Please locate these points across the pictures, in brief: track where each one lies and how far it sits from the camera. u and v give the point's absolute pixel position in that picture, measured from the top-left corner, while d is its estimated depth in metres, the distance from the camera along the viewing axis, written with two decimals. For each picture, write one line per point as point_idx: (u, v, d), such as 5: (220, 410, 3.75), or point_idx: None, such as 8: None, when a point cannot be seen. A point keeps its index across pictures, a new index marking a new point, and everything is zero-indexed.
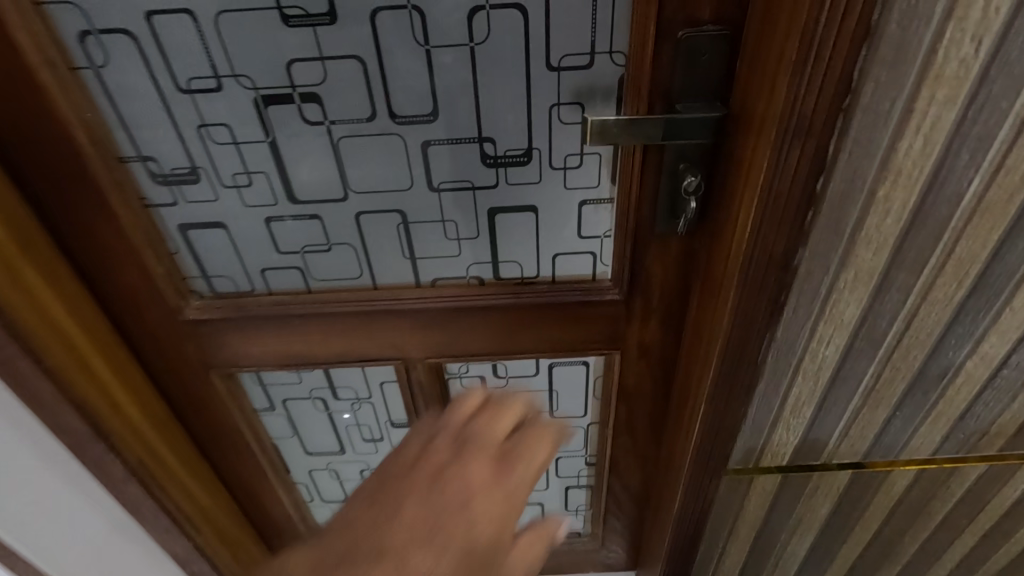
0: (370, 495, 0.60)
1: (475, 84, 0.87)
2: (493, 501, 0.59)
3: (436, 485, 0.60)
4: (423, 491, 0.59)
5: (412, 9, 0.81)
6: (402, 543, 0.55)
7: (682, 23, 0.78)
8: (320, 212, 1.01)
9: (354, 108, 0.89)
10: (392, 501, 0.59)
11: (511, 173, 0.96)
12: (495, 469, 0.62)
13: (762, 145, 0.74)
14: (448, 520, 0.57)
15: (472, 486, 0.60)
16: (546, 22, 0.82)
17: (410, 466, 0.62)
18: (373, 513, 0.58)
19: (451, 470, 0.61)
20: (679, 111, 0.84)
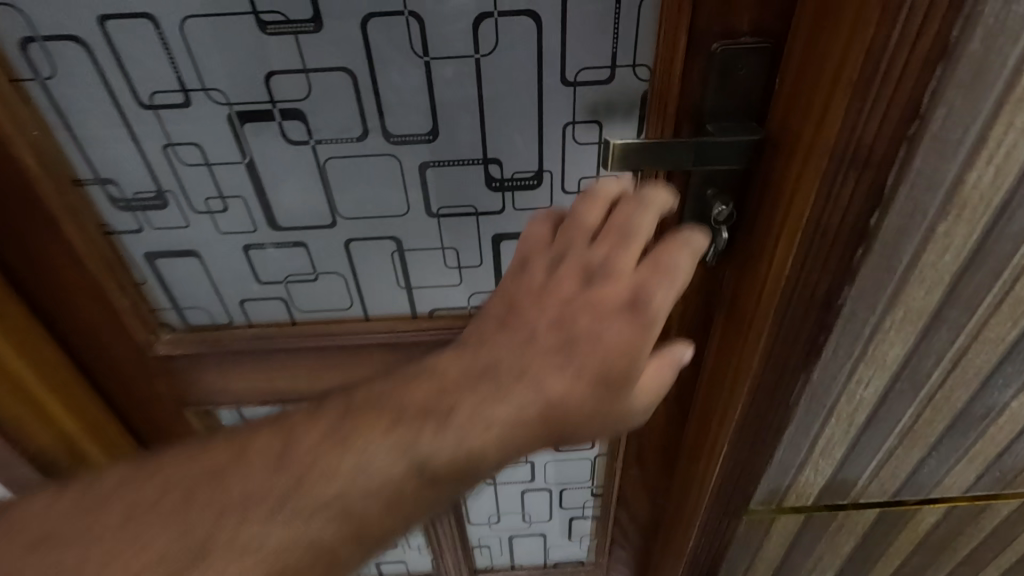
0: (511, 306, 0.67)
1: (480, 100, 0.77)
2: (624, 329, 0.61)
3: (570, 307, 0.64)
4: (556, 322, 0.64)
5: (409, 16, 0.70)
6: (537, 358, 0.63)
7: (717, 34, 0.69)
8: (306, 240, 0.91)
9: (343, 127, 0.79)
10: (525, 325, 0.65)
11: (518, 198, 0.87)
12: (629, 302, 0.62)
13: (805, 176, 0.65)
14: (583, 347, 0.62)
15: (602, 305, 0.63)
16: (562, 31, 0.72)
17: (534, 304, 0.66)
18: (514, 333, 0.65)
19: (584, 295, 0.64)
20: (711, 133, 0.74)
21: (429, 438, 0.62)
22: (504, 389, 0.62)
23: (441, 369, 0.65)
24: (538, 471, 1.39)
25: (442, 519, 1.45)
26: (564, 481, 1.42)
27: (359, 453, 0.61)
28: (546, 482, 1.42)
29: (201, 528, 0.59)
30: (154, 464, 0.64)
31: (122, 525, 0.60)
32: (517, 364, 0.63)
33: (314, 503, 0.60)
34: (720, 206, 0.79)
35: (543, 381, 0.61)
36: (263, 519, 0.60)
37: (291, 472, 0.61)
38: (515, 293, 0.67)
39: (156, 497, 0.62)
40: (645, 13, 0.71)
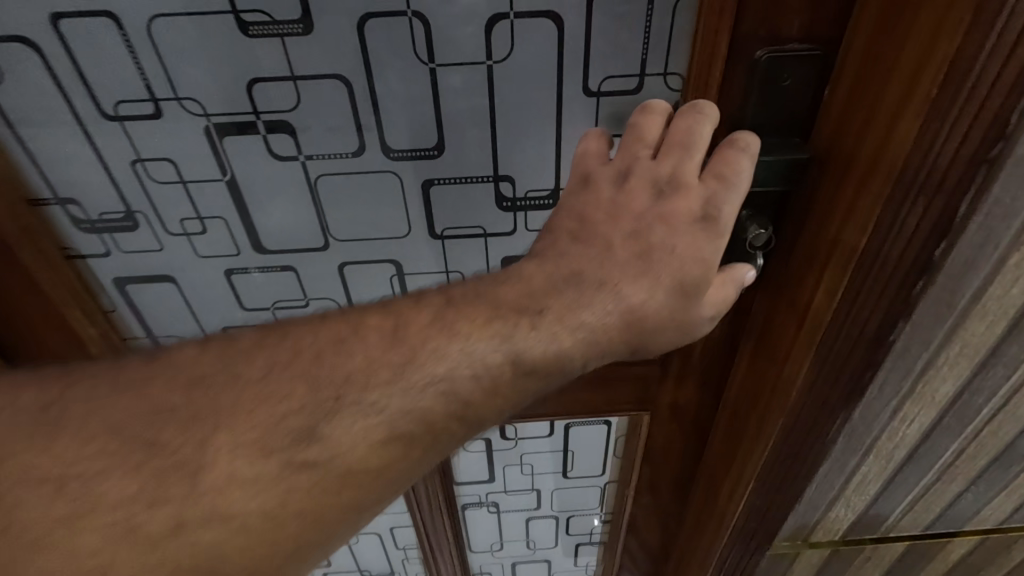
0: (572, 234, 0.63)
1: (492, 111, 0.69)
2: (696, 241, 0.60)
3: (642, 227, 0.61)
4: (629, 234, 0.61)
5: (412, 17, 0.62)
6: (615, 267, 0.60)
7: (762, 40, 0.61)
8: (296, 264, 0.82)
9: (337, 140, 0.70)
10: (601, 236, 0.62)
11: (532, 218, 0.79)
12: (700, 217, 0.60)
13: (865, 200, 0.58)
14: (658, 263, 0.60)
15: (681, 218, 0.61)
16: (586, 35, 0.64)
17: (607, 218, 0.62)
18: (585, 249, 0.62)
19: (655, 211, 0.61)
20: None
21: (527, 333, 0.58)
22: (587, 294, 0.60)
23: (527, 272, 0.62)
24: (544, 499, 1.31)
25: (442, 549, 1.37)
26: (571, 509, 1.35)
27: (462, 344, 0.58)
28: (552, 509, 1.34)
29: (326, 389, 0.55)
30: (248, 346, 0.57)
31: (253, 383, 0.55)
32: (597, 270, 0.60)
33: (427, 378, 0.57)
34: (755, 230, 0.70)
35: (619, 295, 0.59)
36: (383, 394, 0.56)
37: (407, 346, 0.57)
38: (586, 206, 0.63)
39: (286, 359, 0.56)
40: (679, 16, 0.63)
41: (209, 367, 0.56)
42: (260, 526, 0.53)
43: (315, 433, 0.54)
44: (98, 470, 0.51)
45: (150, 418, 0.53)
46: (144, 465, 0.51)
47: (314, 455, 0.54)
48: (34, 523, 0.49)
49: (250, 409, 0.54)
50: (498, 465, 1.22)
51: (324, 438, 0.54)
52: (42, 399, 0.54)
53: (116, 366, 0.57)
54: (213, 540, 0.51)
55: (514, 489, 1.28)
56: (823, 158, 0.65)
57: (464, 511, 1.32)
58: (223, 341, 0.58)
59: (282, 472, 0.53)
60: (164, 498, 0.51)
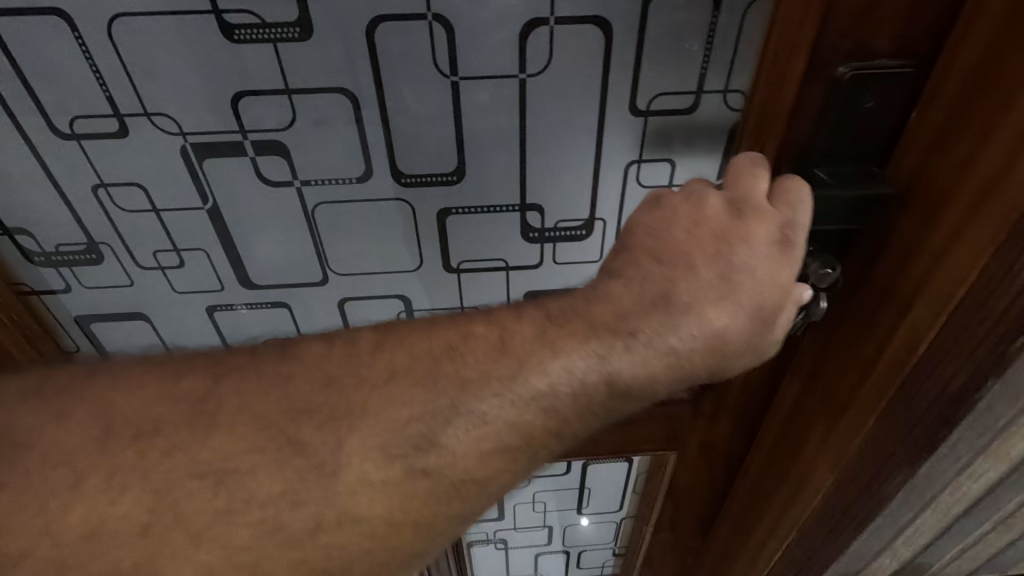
0: (648, 251, 0.54)
1: (522, 132, 0.59)
2: (776, 264, 0.52)
3: (726, 246, 0.52)
4: (710, 251, 0.52)
5: (433, 21, 0.51)
6: (698, 289, 0.51)
7: (846, 54, 0.52)
8: (290, 301, 0.72)
9: (338, 164, 0.60)
10: (683, 253, 0.53)
11: (561, 251, 0.69)
12: (779, 239, 0.52)
13: (977, 235, 0.50)
14: (744, 286, 0.51)
15: (765, 238, 0.52)
16: (638, 45, 0.54)
17: (687, 233, 0.54)
18: (668, 265, 0.53)
19: (735, 229, 0.52)
20: (824, 183, 0.57)
21: (621, 356, 0.50)
22: (672, 318, 0.51)
23: (612, 292, 0.53)
24: (557, 535, 1.23)
25: None
26: (585, 543, 1.27)
27: (564, 362, 0.50)
28: (564, 545, 1.26)
29: (445, 396, 0.48)
30: (371, 346, 0.50)
31: (384, 382, 0.49)
32: (682, 289, 0.51)
33: (530, 394, 0.49)
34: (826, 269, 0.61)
35: (703, 321, 0.51)
36: (495, 405, 0.49)
37: (516, 358, 0.50)
38: (663, 219, 0.55)
39: (408, 361, 0.50)
40: (747, 24, 0.54)
41: (340, 365, 0.50)
42: (386, 532, 0.48)
43: (432, 443, 0.48)
44: (248, 465, 0.46)
45: (291, 413, 0.48)
46: (285, 464, 0.47)
47: (430, 463, 0.48)
48: (168, 512, 0.44)
49: (381, 409, 0.48)
50: (509, 502, 1.13)
51: (440, 448, 0.48)
52: (196, 388, 0.48)
53: (248, 351, 0.51)
54: (343, 542, 0.47)
55: (525, 525, 1.19)
56: (907, 194, 0.56)
57: (470, 549, 1.24)
58: (345, 334, 0.52)
59: (406, 476, 0.48)
60: (303, 498, 0.46)
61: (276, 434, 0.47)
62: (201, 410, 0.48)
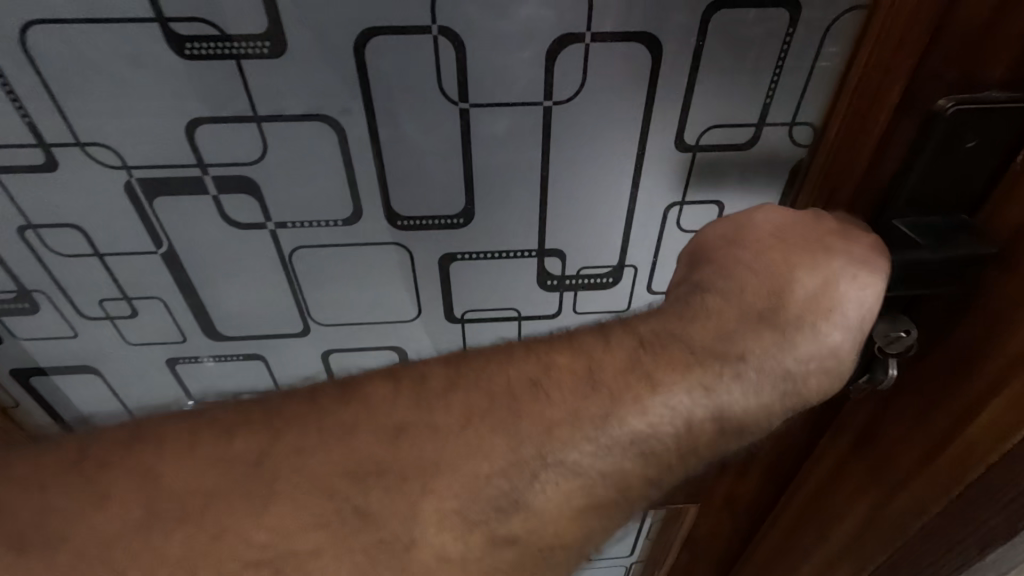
0: (732, 257, 0.45)
1: (545, 169, 0.49)
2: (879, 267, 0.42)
3: (821, 258, 0.42)
4: (808, 259, 0.43)
5: (439, 35, 0.41)
6: (804, 305, 0.43)
7: (953, 83, 0.40)
8: (265, 354, 0.62)
9: (320, 206, 0.49)
10: (783, 262, 0.43)
11: (582, 301, 0.60)
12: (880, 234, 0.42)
13: None
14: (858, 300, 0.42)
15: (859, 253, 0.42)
16: (692, 69, 0.44)
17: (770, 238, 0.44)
18: (764, 280, 0.44)
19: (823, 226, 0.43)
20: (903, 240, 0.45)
21: (730, 386, 0.42)
22: (779, 334, 0.43)
23: (711, 306, 0.44)
24: None
25: None
26: None
27: (665, 399, 0.41)
28: None
29: (530, 445, 0.38)
30: (441, 385, 0.40)
31: (459, 431, 0.38)
32: (788, 307, 0.43)
33: (629, 437, 0.40)
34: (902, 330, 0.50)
35: (820, 338, 0.43)
36: (588, 454, 0.39)
37: (609, 394, 0.40)
38: (742, 227, 0.45)
39: (486, 404, 0.39)
40: (828, 46, 0.44)
41: (409, 412, 0.39)
42: None
43: (516, 504, 0.38)
44: (310, 549, 0.35)
45: (352, 474, 0.37)
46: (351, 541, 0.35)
47: (516, 529, 0.38)
48: None
49: (456, 464, 0.37)
50: None
51: (527, 509, 0.38)
52: (251, 449, 0.37)
53: (300, 392, 0.40)
54: None
55: None
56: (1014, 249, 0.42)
57: None
58: (411, 369, 0.41)
59: (487, 547, 0.37)
60: None
61: (320, 488, 0.36)
62: (237, 458, 0.37)
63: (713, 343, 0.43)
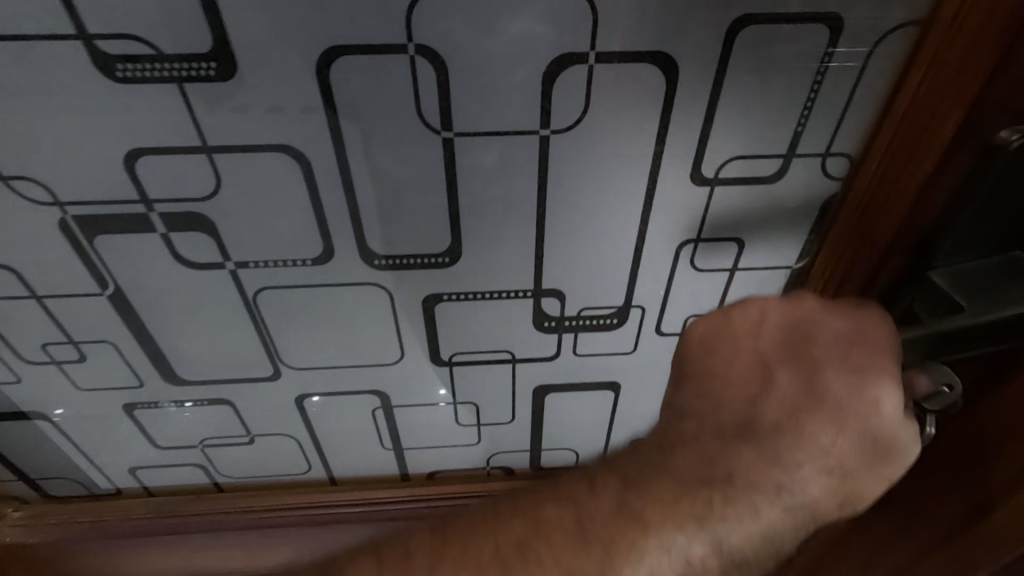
0: (709, 373, 0.40)
1: (541, 204, 0.43)
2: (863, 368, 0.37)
3: (800, 348, 0.38)
4: (787, 353, 0.39)
5: (417, 56, 0.35)
6: (785, 409, 0.38)
7: (1010, 112, 0.34)
8: (234, 398, 0.56)
9: (286, 244, 0.43)
10: (757, 363, 0.39)
11: (584, 342, 0.54)
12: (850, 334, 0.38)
13: None
14: (853, 394, 0.36)
15: (846, 334, 0.38)
16: (712, 94, 0.38)
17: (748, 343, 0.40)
18: (739, 392, 0.39)
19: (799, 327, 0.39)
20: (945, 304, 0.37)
21: (732, 522, 0.36)
22: (764, 449, 0.37)
23: (684, 430, 0.39)
24: None
25: None
26: None
27: (661, 547, 0.35)
28: None
29: None
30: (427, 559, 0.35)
31: None
32: (763, 413, 0.38)
33: None
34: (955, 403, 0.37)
35: (811, 447, 0.37)
36: None
37: (601, 552, 0.35)
38: (721, 326, 0.41)
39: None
40: (870, 70, 0.38)
41: None
42: None
43: None
44: None
45: None
46: None
47: None
48: None
49: None
50: None
51: None
52: None
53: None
54: None
55: None
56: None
57: None
58: (395, 543, 0.36)
59: None
60: None
61: None
62: None
63: (699, 476, 0.36)
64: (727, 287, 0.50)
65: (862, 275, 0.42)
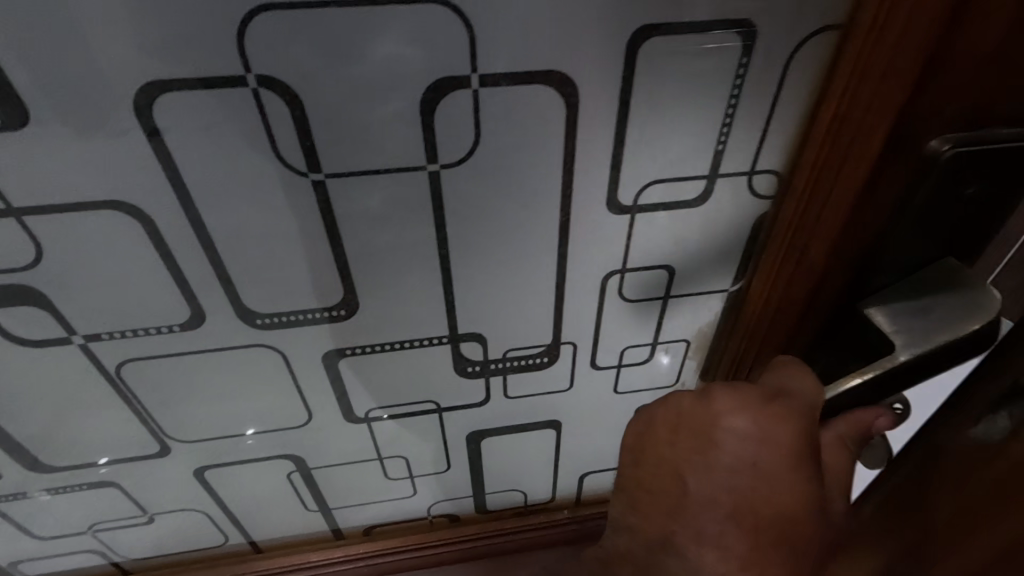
0: (635, 485, 0.39)
1: (442, 245, 0.38)
2: (772, 469, 0.35)
3: (711, 452, 0.36)
4: (696, 462, 0.37)
5: (260, 89, 0.29)
6: (703, 521, 0.36)
7: (953, 119, 0.31)
8: (119, 479, 0.49)
9: (141, 311, 0.37)
10: (671, 475, 0.37)
11: (514, 384, 0.49)
12: (760, 433, 0.36)
13: None
14: (765, 495, 0.35)
15: (754, 435, 0.36)
16: (620, 114, 0.33)
17: (665, 443, 0.38)
18: (660, 505, 0.37)
19: (711, 429, 0.37)
20: (879, 331, 0.37)
21: None
22: (683, 560, 0.36)
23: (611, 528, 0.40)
24: None
25: None
26: None
27: None
28: None
29: None
30: None
31: None
32: (682, 528, 0.36)
33: None
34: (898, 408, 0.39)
35: (722, 554, 0.35)
36: None
37: None
38: (642, 436, 0.39)
39: None
40: (791, 78, 0.33)
41: None
42: None
43: None
44: None
45: None
46: None
47: None
48: None
49: None
50: None
51: None
52: None
53: None
54: None
55: None
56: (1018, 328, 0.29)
57: None
58: None
59: None
60: None
61: None
62: None
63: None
64: (662, 316, 0.46)
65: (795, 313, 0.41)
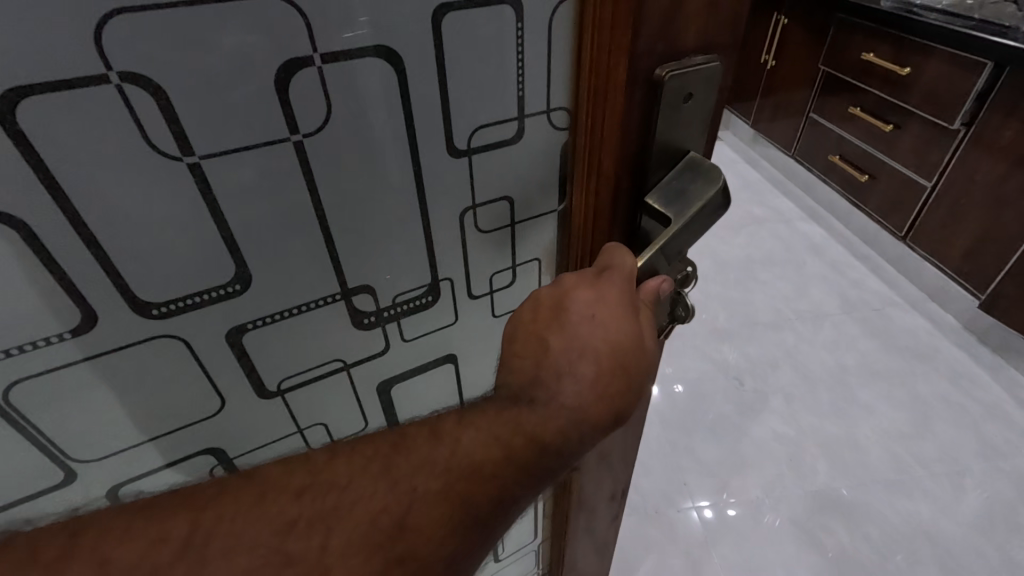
0: (512, 356, 0.51)
1: (318, 208, 0.44)
2: (608, 315, 0.48)
3: (563, 319, 0.49)
4: (552, 327, 0.49)
5: (125, 85, 0.33)
6: (563, 364, 0.49)
7: (663, 52, 0.45)
8: (22, 520, 0.47)
9: (30, 323, 0.37)
10: (537, 343, 0.50)
11: (409, 327, 0.56)
12: (597, 297, 0.49)
13: None
14: (600, 335, 0.48)
15: (593, 301, 0.49)
16: (441, 75, 0.43)
17: (531, 323, 0.50)
18: (530, 362, 0.49)
19: (563, 303, 0.49)
20: (659, 211, 0.52)
21: (528, 414, 0.48)
22: (550, 392, 0.49)
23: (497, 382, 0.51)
24: None
25: None
26: None
27: (476, 437, 0.47)
28: None
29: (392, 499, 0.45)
30: (326, 456, 0.46)
31: (346, 483, 0.45)
32: (549, 372, 0.49)
33: (471, 455, 0.47)
34: (685, 263, 0.56)
35: (576, 381, 0.48)
36: (442, 472, 0.46)
37: (446, 434, 0.48)
38: (516, 323, 0.51)
39: (369, 454, 0.46)
40: (556, 34, 0.46)
41: (307, 476, 0.45)
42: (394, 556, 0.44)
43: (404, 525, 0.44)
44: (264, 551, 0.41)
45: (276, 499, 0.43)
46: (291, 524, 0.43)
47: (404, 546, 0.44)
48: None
49: (363, 506, 0.44)
50: None
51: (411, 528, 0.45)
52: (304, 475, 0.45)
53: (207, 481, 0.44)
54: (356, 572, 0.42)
55: None
56: None
57: None
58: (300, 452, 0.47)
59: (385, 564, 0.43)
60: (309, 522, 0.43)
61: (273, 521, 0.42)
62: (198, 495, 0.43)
63: (515, 396, 0.49)
64: (514, 240, 0.57)
65: (607, 216, 0.54)
